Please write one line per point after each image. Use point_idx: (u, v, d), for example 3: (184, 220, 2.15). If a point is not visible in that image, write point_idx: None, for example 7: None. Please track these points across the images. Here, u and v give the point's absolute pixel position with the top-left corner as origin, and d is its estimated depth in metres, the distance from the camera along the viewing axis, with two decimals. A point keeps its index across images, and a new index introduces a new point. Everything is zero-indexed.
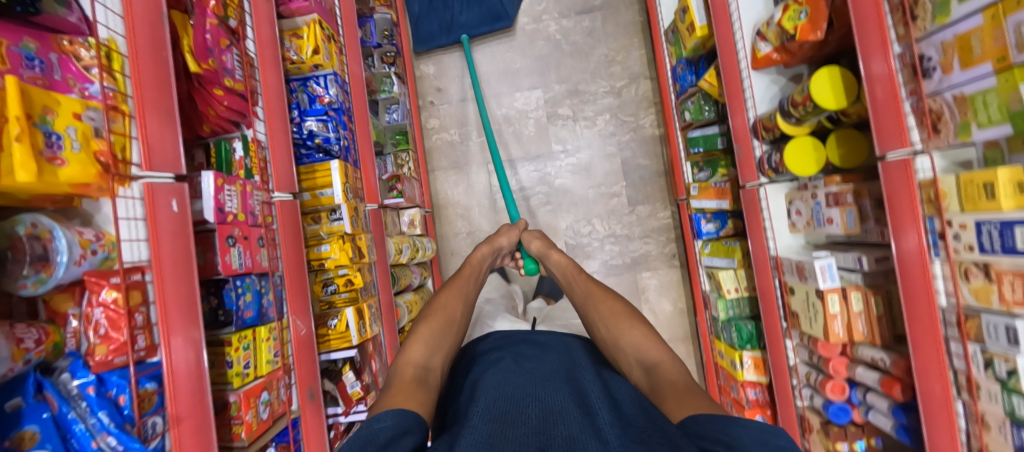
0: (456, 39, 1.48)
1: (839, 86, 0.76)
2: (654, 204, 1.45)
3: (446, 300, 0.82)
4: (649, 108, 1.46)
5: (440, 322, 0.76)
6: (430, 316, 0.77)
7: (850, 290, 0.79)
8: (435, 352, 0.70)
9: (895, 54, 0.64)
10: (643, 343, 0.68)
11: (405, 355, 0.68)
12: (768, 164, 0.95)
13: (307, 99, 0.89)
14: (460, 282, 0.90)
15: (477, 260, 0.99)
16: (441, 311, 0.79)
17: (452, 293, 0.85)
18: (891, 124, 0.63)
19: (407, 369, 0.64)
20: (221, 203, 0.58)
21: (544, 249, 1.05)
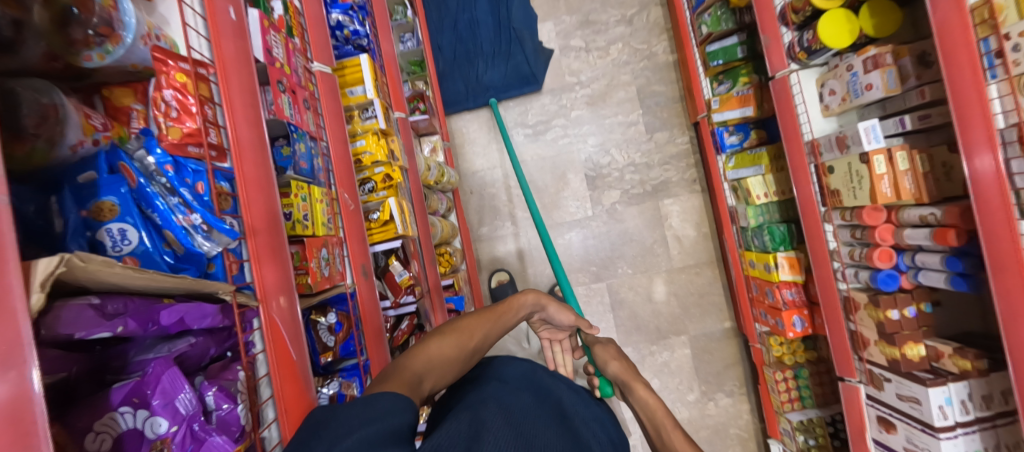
0: (484, 101, 1.46)
1: None
2: (672, 130, 1.45)
3: (468, 331, 0.63)
4: (661, 35, 1.46)
5: (455, 350, 0.59)
6: (442, 339, 0.60)
7: (895, 150, 0.79)
8: (435, 370, 0.56)
9: None
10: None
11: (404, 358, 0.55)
12: (800, 47, 0.93)
13: None
14: (494, 313, 0.70)
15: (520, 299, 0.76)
16: (455, 340, 0.61)
17: (476, 325, 0.65)
18: None
19: (403, 374, 0.51)
20: (269, 46, 0.55)
21: (626, 377, 0.70)
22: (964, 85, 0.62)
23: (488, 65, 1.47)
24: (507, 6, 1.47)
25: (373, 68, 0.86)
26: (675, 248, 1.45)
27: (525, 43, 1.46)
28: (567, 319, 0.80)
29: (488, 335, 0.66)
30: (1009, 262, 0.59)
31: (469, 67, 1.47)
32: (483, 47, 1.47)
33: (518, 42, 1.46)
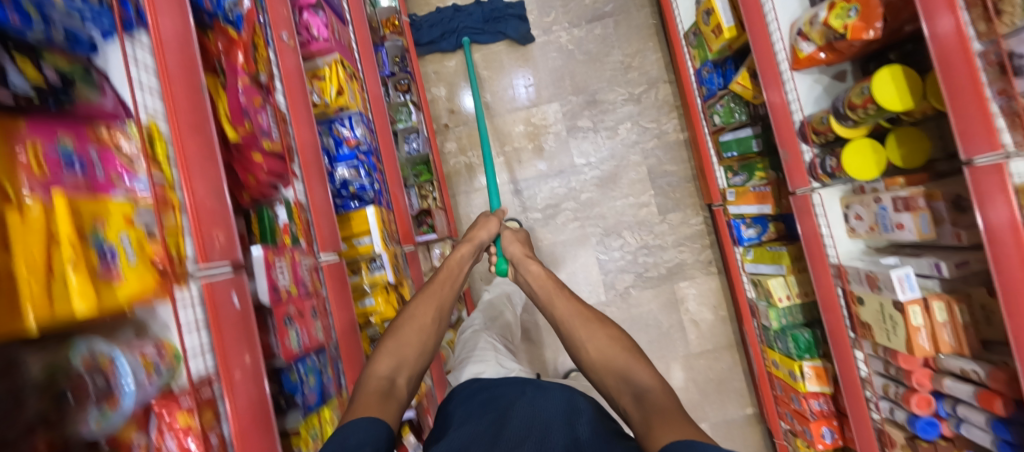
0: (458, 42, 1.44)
1: (903, 85, 0.72)
2: (685, 211, 1.42)
3: (418, 310, 0.75)
4: (671, 113, 1.42)
5: (415, 331, 0.72)
6: (400, 328, 0.72)
7: (932, 300, 0.74)
8: (404, 364, 0.67)
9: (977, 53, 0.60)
10: (635, 366, 0.64)
11: (371, 365, 0.65)
12: (822, 169, 0.90)
13: (333, 143, 0.86)
14: (436, 287, 0.83)
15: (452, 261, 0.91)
16: (413, 323, 0.73)
17: (425, 301, 0.78)
18: (975, 123, 0.60)
19: (376, 381, 0.62)
20: (274, 281, 0.53)
21: (520, 255, 0.96)
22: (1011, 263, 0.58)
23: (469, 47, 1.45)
24: None
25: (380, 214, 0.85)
26: (693, 332, 1.41)
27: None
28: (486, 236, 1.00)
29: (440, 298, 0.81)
30: None
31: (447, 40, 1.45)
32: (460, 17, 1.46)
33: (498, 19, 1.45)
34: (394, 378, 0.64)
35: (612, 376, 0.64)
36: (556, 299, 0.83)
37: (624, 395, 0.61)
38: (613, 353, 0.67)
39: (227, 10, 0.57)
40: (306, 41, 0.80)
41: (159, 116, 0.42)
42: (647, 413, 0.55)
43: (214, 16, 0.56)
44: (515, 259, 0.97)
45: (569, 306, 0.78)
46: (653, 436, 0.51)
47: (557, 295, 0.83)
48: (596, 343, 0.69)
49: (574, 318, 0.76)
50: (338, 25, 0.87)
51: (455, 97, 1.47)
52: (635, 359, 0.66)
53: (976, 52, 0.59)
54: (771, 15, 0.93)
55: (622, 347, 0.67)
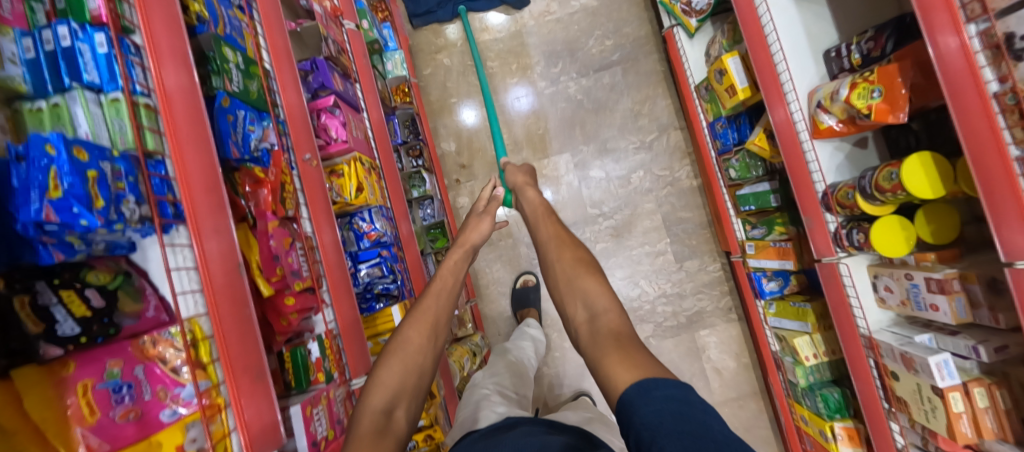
0: (454, 11, 1.47)
1: (933, 172, 0.71)
2: (702, 257, 1.40)
3: (411, 333, 0.64)
4: (683, 160, 1.42)
5: (408, 355, 0.63)
6: (393, 355, 0.63)
7: (972, 386, 0.73)
8: (403, 394, 0.60)
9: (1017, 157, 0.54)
10: (596, 292, 0.60)
11: (365, 400, 0.58)
12: (848, 241, 0.88)
13: (354, 237, 0.85)
14: (430, 297, 0.70)
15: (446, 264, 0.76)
16: (407, 346, 0.64)
17: (418, 320, 0.66)
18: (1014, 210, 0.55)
19: (368, 420, 0.55)
20: (313, 434, 0.52)
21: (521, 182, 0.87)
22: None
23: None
24: None
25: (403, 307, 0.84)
26: (716, 380, 1.39)
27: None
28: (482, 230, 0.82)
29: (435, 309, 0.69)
30: None
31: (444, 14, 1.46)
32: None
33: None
34: (390, 410, 0.58)
35: (573, 300, 0.61)
36: (543, 222, 0.78)
37: (578, 314, 0.59)
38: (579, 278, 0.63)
39: (253, 150, 0.57)
40: (325, 143, 0.80)
41: (201, 312, 0.41)
42: (598, 336, 0.54)
43: (241, 161, 0.56)
44: (516, 186, 0.87)
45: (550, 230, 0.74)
46: (604, 367, 0.48)
47: (544, 219, 0.78)
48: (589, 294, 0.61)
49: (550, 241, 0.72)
50: (353, 118, 0.86)
51: (466, 151, 1.46)
52: (599, 285, 0.62)
53: (1014, 155, 0.54)
54: (788, 85, 0.92)
55: (592, 276, 0.63)
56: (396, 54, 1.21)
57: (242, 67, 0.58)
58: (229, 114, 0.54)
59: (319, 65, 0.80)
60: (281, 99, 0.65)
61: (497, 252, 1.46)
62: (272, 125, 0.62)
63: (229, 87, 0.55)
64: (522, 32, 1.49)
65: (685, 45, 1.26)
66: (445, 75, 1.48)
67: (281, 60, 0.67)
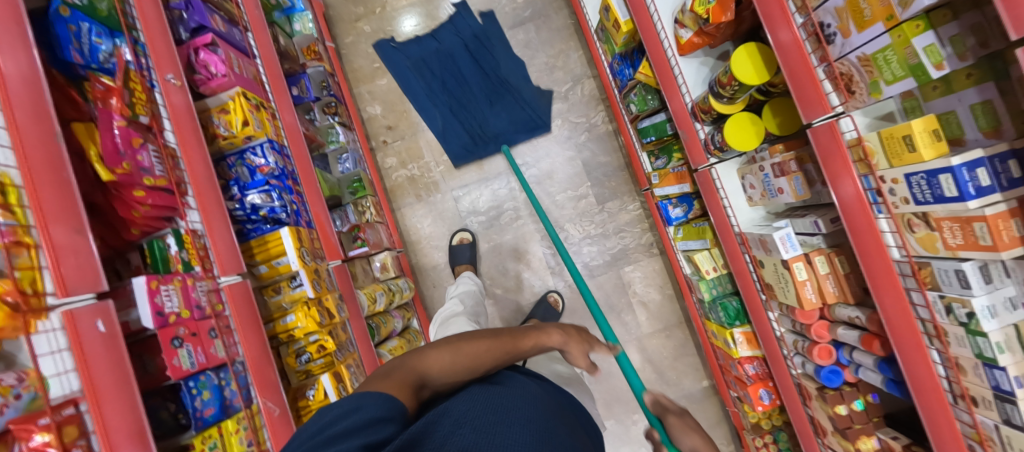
0: (495, 148, 1.48)
1: (759, 61, 0.78)
2: (622, 198, 1.46)
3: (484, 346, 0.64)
4: (598, 106, 1.48)
5: (474, 354, 0.63)
6: (471, 348, 0.64)
7: (813, 255, 0.79)
8: (450, 379, 0.61)
9: (799, 25, 0.65)
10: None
11: (419, 358, 0.60)
12: (712, 145, 0.96)
13: (246, 172, 0.90)
14: (518, 336, 0.69)
15: (543, 332, 0.72)
16: (478, 352, 0.64)
17: (494, 342, 0.66)
18: (810, 91, 0.64)
19: (411, 372, 0.57)
20: (159, 305, 0.56)
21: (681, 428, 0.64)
22: (862, 227, 0.63)
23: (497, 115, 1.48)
24: (488, 38, 1.50)
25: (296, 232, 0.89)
26: (643, 314, 1.45)
27: (497, 54, 1.50)
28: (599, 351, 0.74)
29: (512, 351, 0.67)
30: (931, 397, 0.63)
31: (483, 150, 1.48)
32: (488, 116, 1.49)
33: (514, 91, 1.49)
34: (425, 385, 0.58)
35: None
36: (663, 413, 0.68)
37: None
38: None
39: (102, 61, 0.62)
40: (206, 79, 0.85)
41: (11, 166, 0.45)
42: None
43: (87, 68, 0.61)
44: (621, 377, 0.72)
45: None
46: None
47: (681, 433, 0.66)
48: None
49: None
50: (239, 59, 0.91)
51: (390, 113, 1.51)
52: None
53: (798, 23, 0.64)
54: (652, 7, 0.99)
55: None
56: (304, 16, 1.24)
57: None
58: (69, 23, 0.59)
59: (194, 4, 0.84)
60: (140, 25, 0.70)
61: (428, 206, 1.50)
62: (125, 43, 0.66)
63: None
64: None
65: None
66: (367, 43, 1.53)
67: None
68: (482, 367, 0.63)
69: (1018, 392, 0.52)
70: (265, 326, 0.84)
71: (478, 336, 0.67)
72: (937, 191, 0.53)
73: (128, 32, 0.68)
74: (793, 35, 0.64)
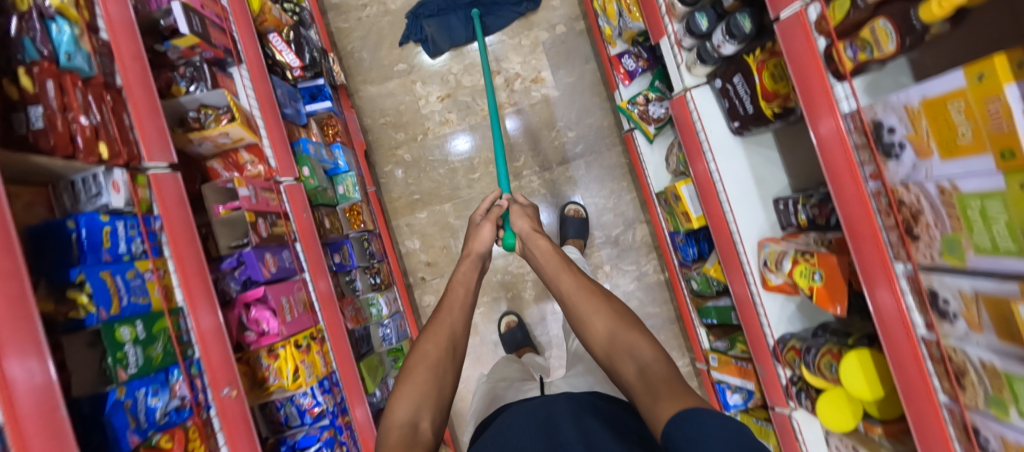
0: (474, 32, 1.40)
1: (873, 375, 0.69)
2: (672, 354, 1.39)
3: (429, 348, 0.76)
4: (650, 254, 1.39)
5: (424, 376, 0.72)
6: (416, 365, 0.75)
7: None
8: (423, 406, 0.69)
9: (941, 400, 0.57)
10: (640, 345, 0.67)
11: (392, 413, 0.68)
12: (796, 397, 0.88)
13: (295, 412, 0.85)
14: (446, 315, 0.84)
15: (457, 281, 0.92)
16: (425, 363, 0.75)
17: (435, 336, 0.79)
18: (937, 444, 0.58)
19: (396, 430, 0.65)
20: None
21: (528, 230, 0.98)
22: (898, 340, 0.59)
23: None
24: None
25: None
26: None
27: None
28: (489, 235, 1.02)
29: (451, 324, 0.83)
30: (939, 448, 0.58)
31: (457, 26, 1.39)
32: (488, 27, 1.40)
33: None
34: (415, 422, 0.66)
35: (619, 353, 0.68)
36: (563, 273, 0.86)
37: (627, 368, 0.65)
38: (582, 305, 0.77)
39: (159, 419, 0.57)
40: (257, 335, 0.79)
41: None
42: (652, 386, 0.59)
43: (142, 440, 0.55)
44: (522, 235, 0.99)
45: (574, 280, 0.82)
46: (614, 367, 0.68)
47: (562, 270, 0.86)
48: (597, 319, 0.73)
49: (576, 291, 0.80)
50: (289, 294, 0.84)
51: (430, 249, 1.44)
52: (642, 338, 0.69)
53: (942, 401, 0.57)
54: (734, 231, 0.90)
55: (600, 303, 0.76)
56: (347, 177, 1.17)
57: (140, 337, 0.56)
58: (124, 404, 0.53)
59: (246, 257, 0.78)
60: (194, 334, 0.63)
61: None
62: (181, 375, 0.61)
63: (123, 377, 0.53)
64: (474, 111, 1.43)
65: (644, 149, 1.24)
66: (406, 172, 1.44)
67: (194, 291, 0.64)
68: (446, 376, 0.74)
69: None
70: None
71: (423, 342, 0.79)
72: None
73: (183, 355, 0.62)
74: (899, 309, 0.57)
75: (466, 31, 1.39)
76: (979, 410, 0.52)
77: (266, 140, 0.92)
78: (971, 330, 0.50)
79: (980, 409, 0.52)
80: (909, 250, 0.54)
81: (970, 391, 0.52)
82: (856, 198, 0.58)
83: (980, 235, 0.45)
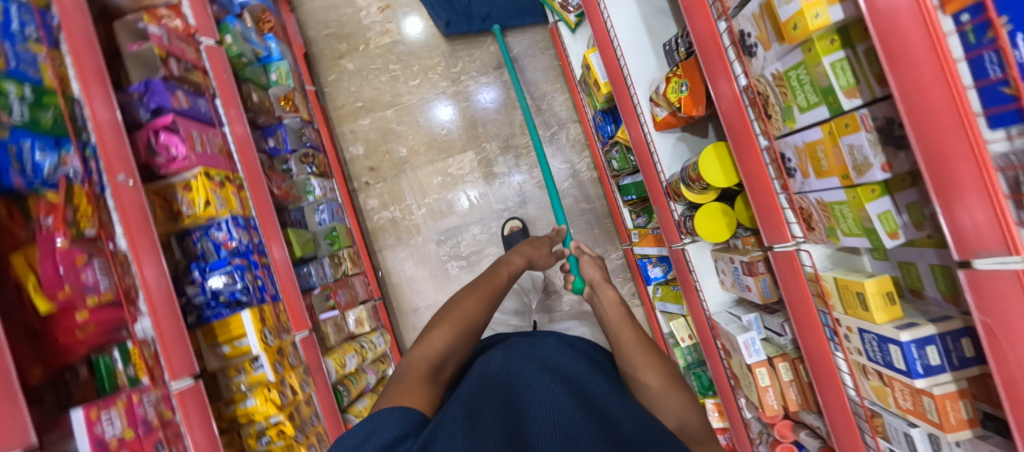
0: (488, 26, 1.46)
1: (728, 163, 0.75)
2: (605, 246, 1.46)
3: (467, 302, 0.75)
4: (583, 152, 1.47)
5: (455, 328, 0.70)
6: (444, 320, 0.72)
7: (777, 361, 0.78)
8: (452, 355, 0.68)
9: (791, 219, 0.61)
10: (685, 409, 0.64)
11: (420, 349, 0.66)
12: (685, 227, 0.94)
13: (211, 247, 0.89)
14: (488, 283, 0.83)
15: (507, 265, 0.93)
16: (461, 314, 0.73)
17: (476, 295, 0.78)
18: (825, 372, 0.62)
19: (420, 365, 0.63)
20: (98, 435, 0.57)
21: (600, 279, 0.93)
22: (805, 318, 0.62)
23: (491, 3, 1.44)
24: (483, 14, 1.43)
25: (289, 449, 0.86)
26: None
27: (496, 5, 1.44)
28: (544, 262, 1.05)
29: (491, 294, 0.81)
30: (817, 349, 0.61)
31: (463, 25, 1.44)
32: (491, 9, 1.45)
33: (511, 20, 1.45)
34: (440, 365, 0.65)
35: (663, 411, 0.64)
36: (624, 327, 0.80)
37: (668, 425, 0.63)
38: (640, 358, 0.71)
39: (47, 175, 0.62)
40: (167, 160, 0.83)
41: None
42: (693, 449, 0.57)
43: (31, 187, 0.60)
44: (594, 282, 0.95)
45: (636, 335, 0.76)
46: (643, 383, 0.68)
47: (623, 322, 0.81)
48: (647, 380, 0.68)
49: (638, 344, 0.75)
50: (203, 132, 0.90)
51: (373, 154, 1.50)
52: (686, 401, 0.66)
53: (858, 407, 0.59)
54: (628, 77, 0.96)
55: (653, 358, 0.72)
56: (280, 65, 1.22)
57: (28, 98, 0.62)
58: (8, 145, 0.58)
59: (154, 85, 0.82)
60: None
61: (409, 245, 1.49)
62: (73, 150, 0.66)
63: (6, 120, 0.58)
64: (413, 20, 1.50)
65: (568, 39, 1.29)
66: (350, 81, 1.50)
67: (188, 403, 0.69)
68: (476, 319, 0.74)
69: None
70: (225, 409, 0.84)
71: (462, 297, 0.78)
72: (890, 360, 0.50)
73: (76, 138, 0.67)
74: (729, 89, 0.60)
75: (481, 26, 1.45)
76: (782, 134, 0.58)
77: (185, 1, 0.98)
78: (765, 51, 0.55)
79: (781, 131, 0.58)
80: (763, 126, 0.59)
81: (773, 117, 0.58)
82: (821, 352, 0.61)
83: (800, 94, 0.52)
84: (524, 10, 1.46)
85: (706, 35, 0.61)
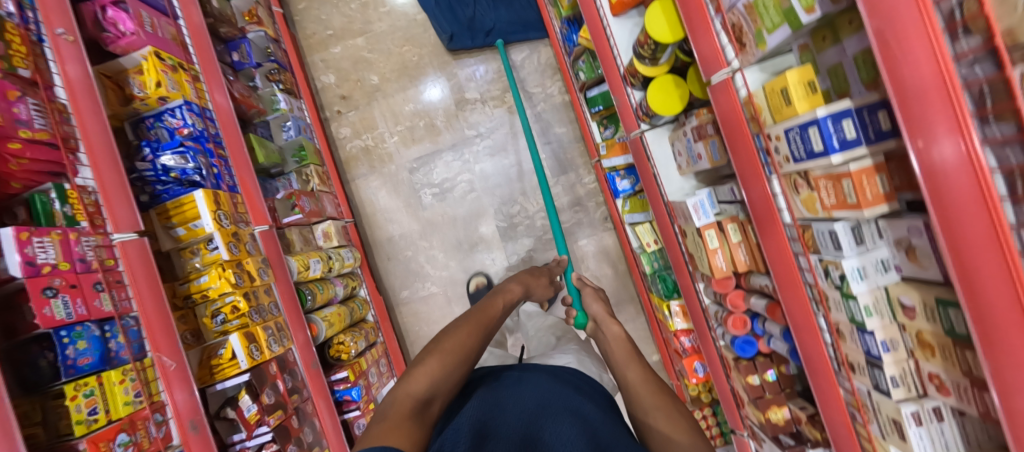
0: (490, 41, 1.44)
1: (674, 18, 0.74)
2: (578, 171, 1.46)
3: (462, 332, 0.68)
4: (554, 76, 1.47)
5: (447, 360, 0.64)
6: (433, 350, 0.65)
7: (725, 222, 0.79)
8: (440, 386, 0.61)
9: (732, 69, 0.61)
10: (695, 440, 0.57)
11: (406, 382, 0.60)
12: (641, 111, 0.93)
13: (165, 133, 0.89)
14: (483, 312, 0.76)
15: (504, 296, 0.85)
16: (455, 342, 0.66)
17: (468, 324, 0.71)
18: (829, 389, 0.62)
19: (406, 401, 0.56)
20: (30, 256, 0.57)
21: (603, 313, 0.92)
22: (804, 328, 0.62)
23: (496, 17, 1.44)
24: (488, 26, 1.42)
25: (244, 328, 0.85)
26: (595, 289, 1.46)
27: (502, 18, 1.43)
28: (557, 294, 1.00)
29: (488, 324, 0.74)
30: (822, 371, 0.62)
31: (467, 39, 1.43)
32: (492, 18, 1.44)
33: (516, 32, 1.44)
34: (429, 398, 0.59)
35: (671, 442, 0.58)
36: (631, 364, 0.75)
37: None
38: (646, 397, 0.66)
39: None
40: (115, 37, 0.83)
41: None
42: None
43: None
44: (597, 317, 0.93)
45: (643, 373, 0.71)
46: (649, 420, 0.63)
47: (631, 360, 0.76)
48: (655, 416, 0.63)
49: (647, 382, 0.69)
50: (154, 17, 0.89)
51: (345, 82, 1.49)
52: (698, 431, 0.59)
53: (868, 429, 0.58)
54: None
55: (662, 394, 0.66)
56: None
57: None
58: None
59: None
60: (149, 344, 0.69)
61: (380, 173, 1.49)
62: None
63: None
64: None
65: None
66: (320, 9, 1.50)
67: (144, 296, 0.69)
68: (470, 348, 0.68)
69: (886, 356, 0.53)
70: (179, 286, 0.85)
71: (454, 327, 0.70)
72: (808, 144, 0.50)
73: None
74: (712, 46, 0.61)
75: (483, 40, 1.44)
76: None
77: None
78: None
79: None
80: None
81: None
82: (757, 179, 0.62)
83: None
84: (528, 24, 1.46)
85: (695, 11, 0.63)
